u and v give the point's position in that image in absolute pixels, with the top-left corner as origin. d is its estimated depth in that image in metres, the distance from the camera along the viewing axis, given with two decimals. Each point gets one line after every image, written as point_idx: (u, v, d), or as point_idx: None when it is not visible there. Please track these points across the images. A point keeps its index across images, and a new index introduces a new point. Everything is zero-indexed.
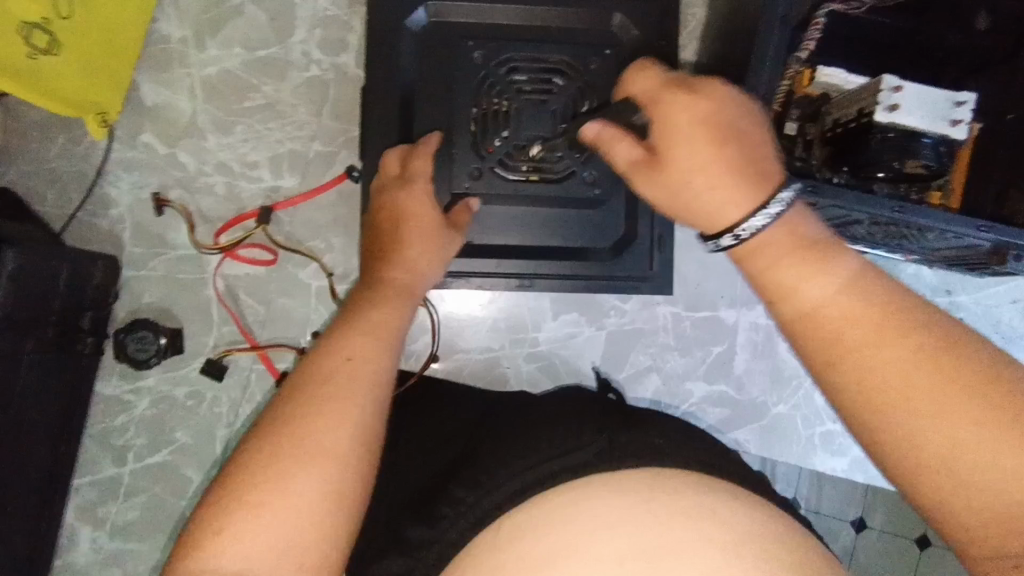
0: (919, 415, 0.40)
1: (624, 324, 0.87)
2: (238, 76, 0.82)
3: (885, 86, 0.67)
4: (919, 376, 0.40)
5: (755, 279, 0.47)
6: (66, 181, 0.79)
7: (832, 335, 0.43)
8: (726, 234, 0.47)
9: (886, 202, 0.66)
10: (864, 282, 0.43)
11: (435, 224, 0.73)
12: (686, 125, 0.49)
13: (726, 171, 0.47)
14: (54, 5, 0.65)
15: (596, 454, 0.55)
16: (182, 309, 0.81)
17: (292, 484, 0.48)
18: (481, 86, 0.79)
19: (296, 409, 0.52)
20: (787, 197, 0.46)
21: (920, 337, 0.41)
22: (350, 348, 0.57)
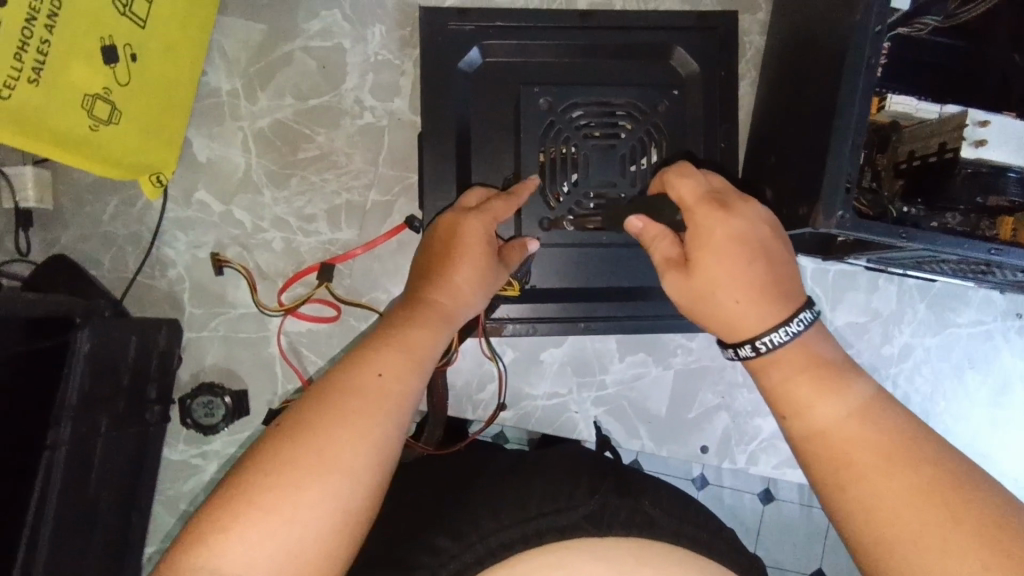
0: (919, 541, 0.43)
1: (691, 362, 0.85)
2: (292, 127, 0.80)
3: (971, 120, 0.66)
4: (923, 506, 0.43)
5: (773, 395, 0.54)
6: (122, 244, 0.78)
7: (844, 456, 0.48)
8: (745, 344, 0.54)
9: (982, 245, 0.62)
10: (877, 410, 0.49)
11: (488, 259, 0.70)
12: (722, 238, 0.55)
13: (754, 288, 0.54)
14: (115, 73, 0.63)
15: (586, 515, 0.56)
16: (245, 369, 0.79)
17: (306, 494, 0.49)
18: (547, 134, 0.77)
19: (319, 419, 0.52)
20: (808, 317, 0.53)
21: (929, 472, 0.45)
22: (380, 364, 0.57)
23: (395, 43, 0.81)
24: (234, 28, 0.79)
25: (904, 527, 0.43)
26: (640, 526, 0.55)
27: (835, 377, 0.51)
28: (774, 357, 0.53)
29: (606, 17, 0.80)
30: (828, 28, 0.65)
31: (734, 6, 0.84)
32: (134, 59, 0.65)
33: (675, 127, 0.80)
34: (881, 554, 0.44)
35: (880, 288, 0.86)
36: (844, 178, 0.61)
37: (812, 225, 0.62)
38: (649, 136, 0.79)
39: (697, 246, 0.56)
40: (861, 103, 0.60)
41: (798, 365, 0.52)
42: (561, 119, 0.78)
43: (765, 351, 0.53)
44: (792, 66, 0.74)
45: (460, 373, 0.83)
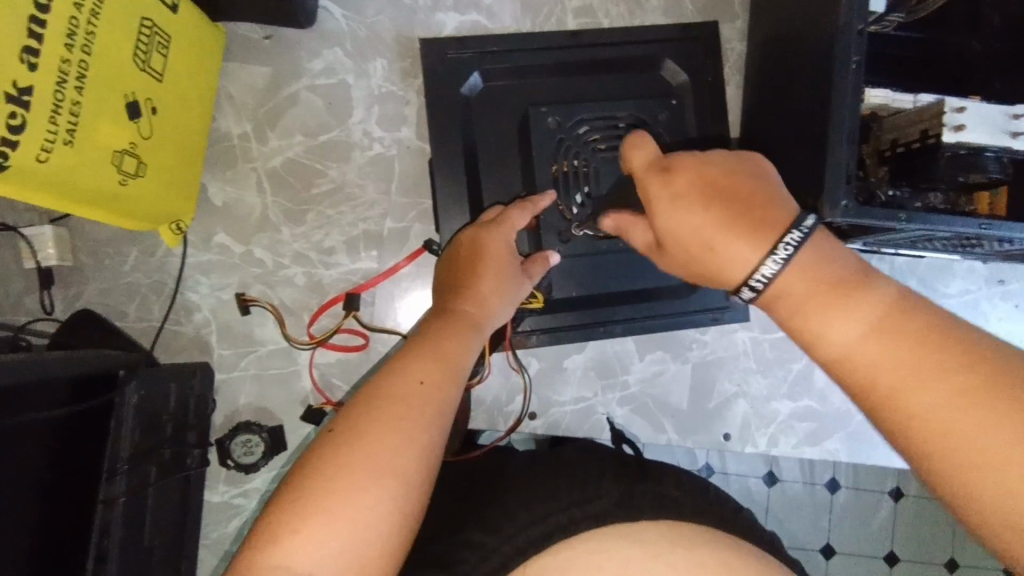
0: (958, 456, 0.40)
1: (706, 354, 0.89)
2: (304, 163, 0.82)
3: (948, 108, 0.71)
4: (955, 415, 0.40)
5: (786, 323, 0.49)
6: (145, 293, 0.78)
7: (866, 380, 0.44)
8: (744, 287, 0.50)
9: (972, 221, 0.68)
10: (898, 321, 0.44)
11: (510, 270, 0.73)
12: (656, 195, 0.54)
13: (730, 223, 0.50)
14: (138, 128, 0.65)
15: (615, 504, 0.57)
16: (279, 405, 0.80)
17: (366, 496, 0.48)
18: (558, 148, 0.82)
19: (372, 423, 0.52)
20: (800, 234, 0.48)
21: (961, 380, 0.41)
22: (420, 372, 0.57)
23: (397, 75, 0.84)
24: (239, 73, 0.81)
25: (938, 444, 0.41)
26: (666, 509, 0.57)
27: (847, 294, 0.46)
28: (776, 291, 0.49)
29: (596, 36, 0.84)
30: (812, 32, 0.70)
31: (714, 16, 0.89)
32: (154, 112, 0.67)
33: (675, 136, 0.85)
34: (922, 466, 0.42)
35: (873, 268, 0.91)
36: (844, 169, 0.66)
37: (818, 215, 0.67)
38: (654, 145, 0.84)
39: (655, 214, 0.54)
40: (851, 105, 0.66)
41: (803, 290, 0.48)
42: (569, 135, 0.82)
43: (762, 290, 0.49)
44: (778, 65, 0.79)
45: (489, 387, 0.85)
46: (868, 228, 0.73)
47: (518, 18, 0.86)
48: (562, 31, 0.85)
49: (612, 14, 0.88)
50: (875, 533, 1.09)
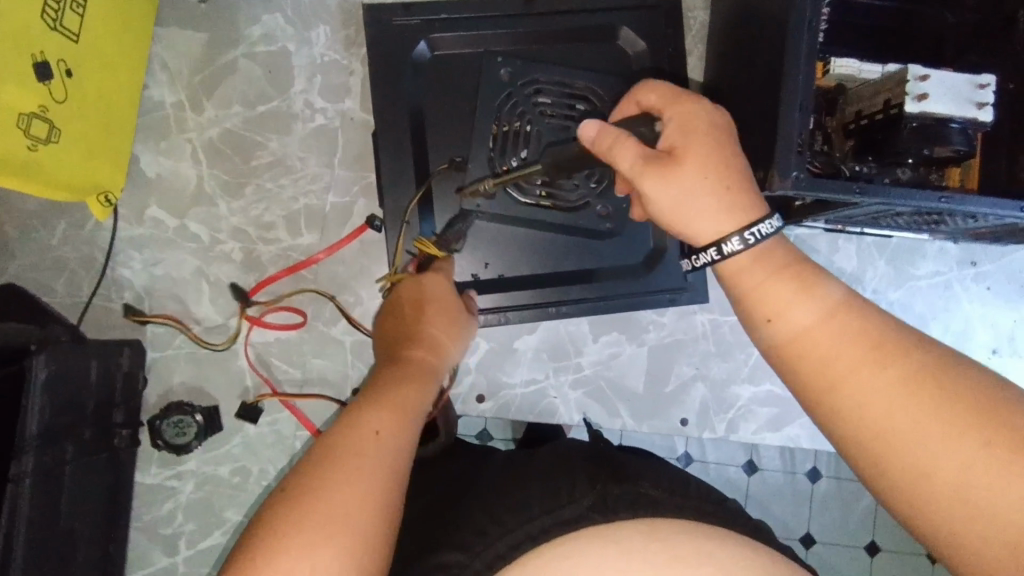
0: (911, 433, 0.42)
1: (664, 337, 0.86)
2: (242, 135, 0.79)
3: (911, 76, 0.67)
4: (906, 396, 0.43)
5: (744, 301, 0.52)
6: (74, 268, 0.75)
7: (821, 359, 0.47)
8: (710, 248, 0.53)
9: (933, 194, 0.64)
10: (851, 310, 0.48)
11: (450, 310, 0.68)
12: (705, 122, 0.56)
13: (739, 177, 0.55)
14: (50, 90, 0.62)
15: (590, 506, 0.54)
16: (215, 385, 0.77)
17: (318, 561, 0.43)
18: (504, 106, 0.76)
19: (326, 479, 0.46)
20: (771, 226, 0.52)
21: (910, 361, 0.44)
22: (374, 421, 0.52)
23: (340, 43, 0.80)
24: (173, 39, 0.78)
25: (892, 424, 0.43)
26: (645, 506, 0.54)
27: (806, 280, 0.50)
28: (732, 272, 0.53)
29: (551, 3, 0.81)
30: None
31: None
32: (70, 75, 0.64)
33: None
34: (876, 449, 0.43)
35: (839, 248, 0.87)
36: (796, 140, 0.62)
37: (767, 188, 0.63)
38: None
39: (681, 147, 0.56)
40: (806, 67, 0.62)
41: (760, 273, 0.51)
42: (520, 94, 0.77)
43: (720, 259, 0.53)
44: (736, 34, 0.75)
45: None
46: (827, 203, 0.70)
47: None
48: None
49: None
50: (857, 524, 1.04)
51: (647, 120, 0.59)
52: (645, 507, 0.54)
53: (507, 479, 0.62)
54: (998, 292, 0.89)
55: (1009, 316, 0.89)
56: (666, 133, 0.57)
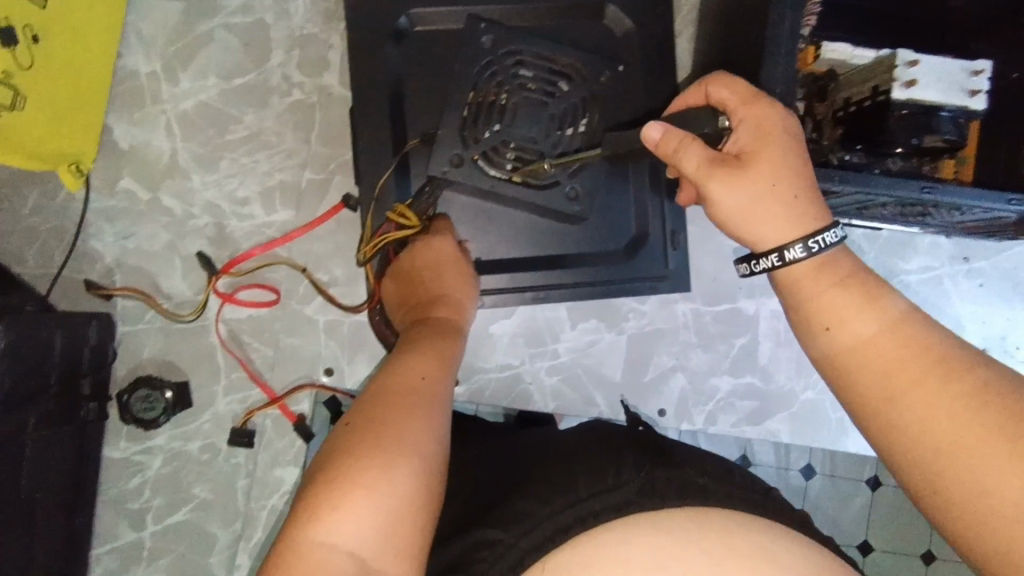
0: (973, 452, 0.42)
1: (644, 326, 0.84)
2: (217, 107, 0.77)
3: (901, 61, 0.65)
4: (969, 414, 0.43)
5: (805, 307, 0.52)
6: (46, 238, 0.75)
7: (882, 366, 0.47)
8: (772, 253, 0.53)
9: (915, 183, 0.62)
10: (909, 326, 0.48)
11: (463, 270, 0.69)
12: (781, 129, 0.55)
13: (809, 189, 0.54)
14: (15, 56, 0.61)
15: (637, 492, 0.49)
16: (186, 360, 0.77)
17: (397, 479, 0.43)
18: (483, 73, 0.72)
19: (390, 411, 0.47)
20: (832, 237, 0.52)
21: (971, 383, 0.44)
22: (422, 368, 0.52)
23: (320, 17, 0.79)
24: (148, 7, 0.76)
25: (954, 440, 0.43)
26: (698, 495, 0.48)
27: (866, 291, 0.50)
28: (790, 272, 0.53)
29: None
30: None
31: None
32: (37, 41, 0.63)
33: (615, 105, 0.75)
34: (934, 464, 0.43)
35: None
36: None
37: None
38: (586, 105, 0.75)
39: (755, 153, 0.54)
40: (787, 45, 0.61)
41: (820, 281, 0.51)
42: (501, 62, 0.73)
43: (779, 265, 0.53)
44: (724, 14, 0.73)
45: None
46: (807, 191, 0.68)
47: None
48: None
49: None
50: None
51: (712, 115, 0.58)
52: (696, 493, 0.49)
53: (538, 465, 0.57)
54: (991, 289, 0.86)
55: (1003, 314, 0.86)
56: (735, 137, 0.56)
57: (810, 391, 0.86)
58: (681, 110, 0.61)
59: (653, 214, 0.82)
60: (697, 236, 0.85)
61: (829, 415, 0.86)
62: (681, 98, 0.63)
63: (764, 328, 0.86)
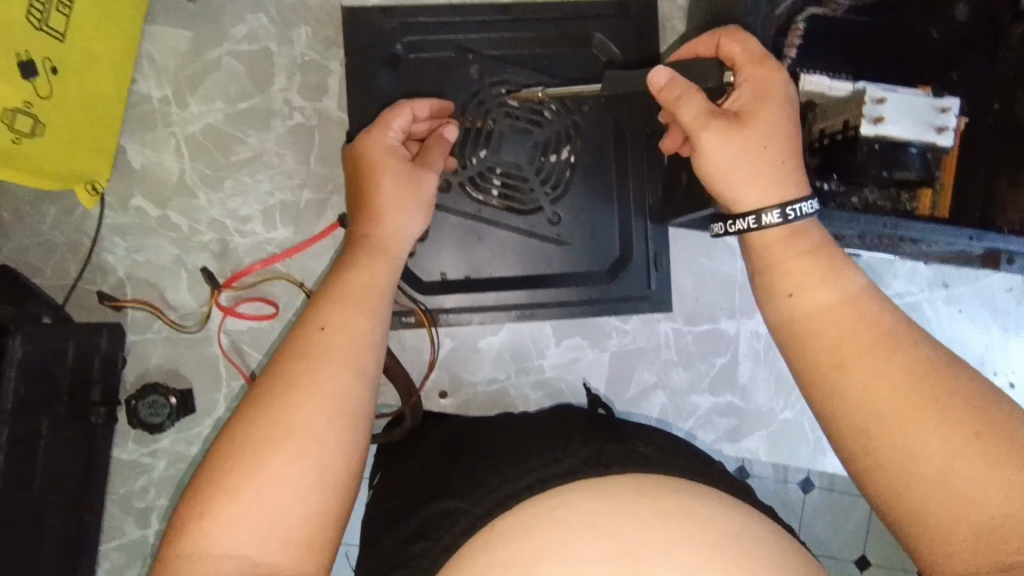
0: (899, 420, 0.45)
1: (627, 344, 0.87)
2: (223, 130, 0.82)
3: (868, 98, 0.67)
4: (902, 384, 0.46)
5: (767, 272, 0.57)
6: (63, 252, 0.80)
7: (831, 334, 0.51)
8: (749, 215, 0.57)
9: (877, 220, 0.65)
10: (862, 301, 0.51)
11: (400, 168, 0.69)
12: (779, 92, 0.61)
13: (794, 154, 0.60)
14: (35, 87, 0.65)
15: (581, 462, 0.54)
16: (190, 368, 0.81)
17: (269, 464, 0.47)
18: (470, 102, 0.77)
19: (273, 389, 0.50)
20: (806, 209, 0.57)
21: (906, 358, 0.47)
22: (323, 318, 0.55)
23: (320, 44, 0.82)
24: (161, 36, 0.81)
25: (884, 404, 0.46)
26: (635, 465, 0.54)
27: (828, 266, 0.54)
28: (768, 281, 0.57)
29: (528, 10, 0.82)
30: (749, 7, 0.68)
31: None
32: (55, 72, 0.68)
33: None
34: (867, 425, 0.47)
35: None
36: None
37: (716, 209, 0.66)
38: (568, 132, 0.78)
39: (752, 108, 0.61)
40: None
41: (791, 258, 0.55)
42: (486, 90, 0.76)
43: (753, 228, 0.58)
44: None
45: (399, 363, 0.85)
46: None
47: None
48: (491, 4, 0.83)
49: None
50: None
51: (719, 69, 0.65)
52: (634, 464, 0.55)
53: (503, 448, 0.64)
54: (969, 316, 0.88)
55: (981, 340, 0.88)
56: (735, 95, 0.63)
57: (790, 410, 0.88)
58: (692, 59, 0.67)
59: (637, 237, 0.85)
60: (679, 257, 0.87)
61: (808, 434, 0.88)
62: (690, 47, 0.69)
63: (744, 348, 0.88)
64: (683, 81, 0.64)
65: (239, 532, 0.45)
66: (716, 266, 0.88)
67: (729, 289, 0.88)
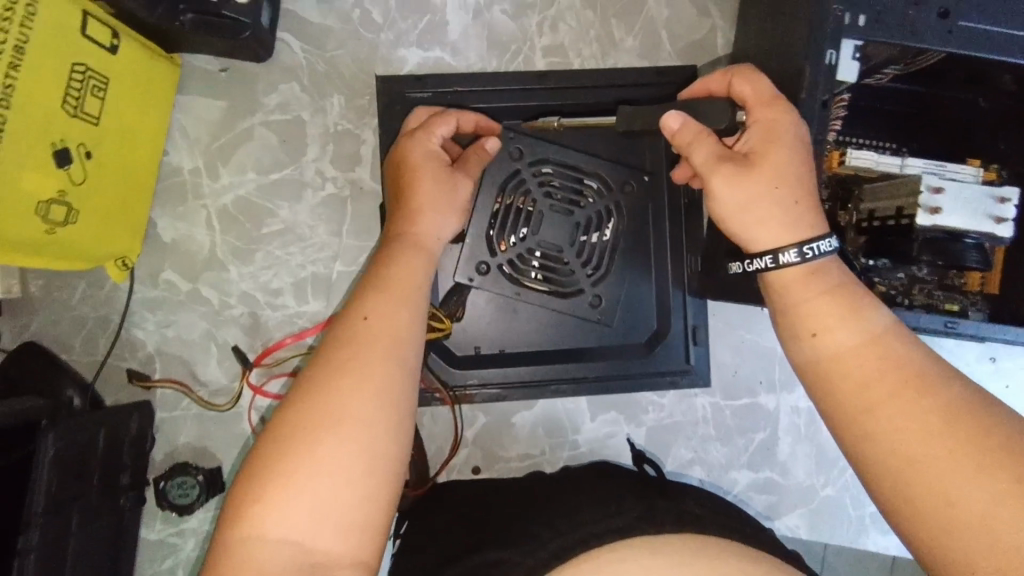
0: (930, 464, 0.46)
1: (663, 418, 0.85)
2: (255, 202, 0.80)
3: (924, 188, 0.65)
4: (932, 426, 0.47)
5: (788, 313, 0.57)
6: (92, 326, 0.79)
7: (856, 372, 0.51)
8: (766, 255, 0.57)
9: (939, 319, 0.68)
10: (886, 340, 0.52)
11: (439, 172, 0.67)
12: (790, 135, 0.59)
13: (807, 195, 0.58)
14: (69, 175, 0.64)
15: (638, 519, 0.56)
16: (219, 446, 0.80)
17: (321, 453, 0.48)
18: (510, 181, 0.76)
19: (319, 380, 0.51)
20: (825, 248, 0.56)
21: (931, 398, 0.48)
22: (366, 309, 0.56)
23: (354, 112, 0.80)
24: (193, 107, 0.79)
25: (915, 446, 0.47)
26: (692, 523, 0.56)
27: (850, 305, 0.54)
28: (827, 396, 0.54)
29: (566, 78, 0.80)
30: (799, 91, 0.62)
31: (696, 60, 0.82)
32: (89, 157, 0.66)
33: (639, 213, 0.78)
34: (896, 464, 0.48)
35: None
36: None
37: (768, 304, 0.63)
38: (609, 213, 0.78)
39: (763, 151, 0.59)
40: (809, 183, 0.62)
41: (847, 338, 0.53)
42: (528, 171, 0.76)
43: (770, 268, 0.57)
44: None
45: (431, 438, 0.83)
46: None
47: (484, 55, 0.81)
48: (529, 73, 0.81)
49: (584, 54, 0.82)
50: None
51: (729, 109, 0.63)
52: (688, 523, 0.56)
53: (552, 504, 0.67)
54: (1018, 392, 0.86)
55: None
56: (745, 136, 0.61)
57: (831, 487, 0.86)
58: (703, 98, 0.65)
59: (675, 311, 0.83)
60: (719, 331, 0.85)
61: (850, 512, 0.86)
62: (703, 84, 0.68)
63: (784, 423, 0.86)
64: (697, 124, 0.63)
65: (293, 519, 0.47)
66: (756, 340, 0.85)
67: (769, 363, 0.86)
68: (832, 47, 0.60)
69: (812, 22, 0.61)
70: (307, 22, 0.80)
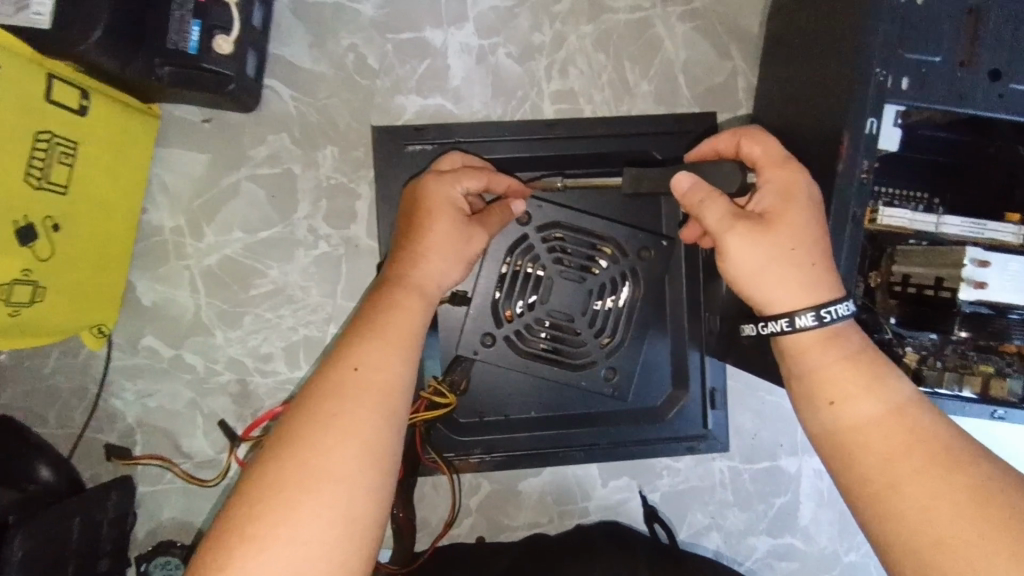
0: (964, 552, 0.41)
1: (678, 483, 0.81)
2: (242, 261, 0.75)
3: (969, 259, 0.59)
4: (966, 509, 0.42)
5: (804, 377, 0.51)
6: (66, 397, 0.73)
7: (880, 446, 0.46)
8: (782, 317, 0.51)
9: (987, 407, 0.64)
10: (913, 411, 0.47)
11: (455, 221, 0.61)
12: (807, 194, 0.53)
13: (826, 256, 0.52)
14: (34, 252, 0.58)
15: None
16: (205, 521, 0.75)
17: (297, 515, 0.44)
18: (517, 249, 0.71)
19: (300, 432, 0.47)
20: (844, 311, 0.50)
21: (965, 475, 0.43)
22: (358, 357, 0.51)
23: (348, 165, 0.75)
24: (174, 160, 0.74)
25: (945, 530, 0.42)
26: None
27: (872, 373, 0.49)
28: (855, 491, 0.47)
29: (576, 127, 0.75)
30: (836, 162, 0.56)
31: (714, 106, 0.78)
32: (57, 229, 0.60)
33: (658, 279, 0.73)
34: (925, 551, 0.42)
35: None
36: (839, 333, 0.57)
37: None
38: (623, 278, 0.72)
39: (780, 215, 0.52)
40: (847, 262, 0.56)
41: (871, 414, 0.48)
42: (537, 237, 0.71)
43: (786, 331, 0.51)
44: None
45: (433, 509, 0.78)
46: None
47: (488, 103, 0.76)
48: (537, 121, 0.75)
49: (596, 99, 0.77)
50: None
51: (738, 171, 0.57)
52: None
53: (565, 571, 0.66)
54: None
55: None
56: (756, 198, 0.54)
57: (854, 553, 0.82)
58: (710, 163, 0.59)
59: (693, 374, 0.78)
60: (738, 391, 0.81)
61: None
62: (710, 143, 0.62)
63: (807, 487, 0.81)
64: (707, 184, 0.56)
65: None
66: (776, 400, 0.81)
67: (790, 425, 0.81)
68: (873, 115, 0.54)
69: (851, 87, 0.55)
70: (297, 68, 0.74)
